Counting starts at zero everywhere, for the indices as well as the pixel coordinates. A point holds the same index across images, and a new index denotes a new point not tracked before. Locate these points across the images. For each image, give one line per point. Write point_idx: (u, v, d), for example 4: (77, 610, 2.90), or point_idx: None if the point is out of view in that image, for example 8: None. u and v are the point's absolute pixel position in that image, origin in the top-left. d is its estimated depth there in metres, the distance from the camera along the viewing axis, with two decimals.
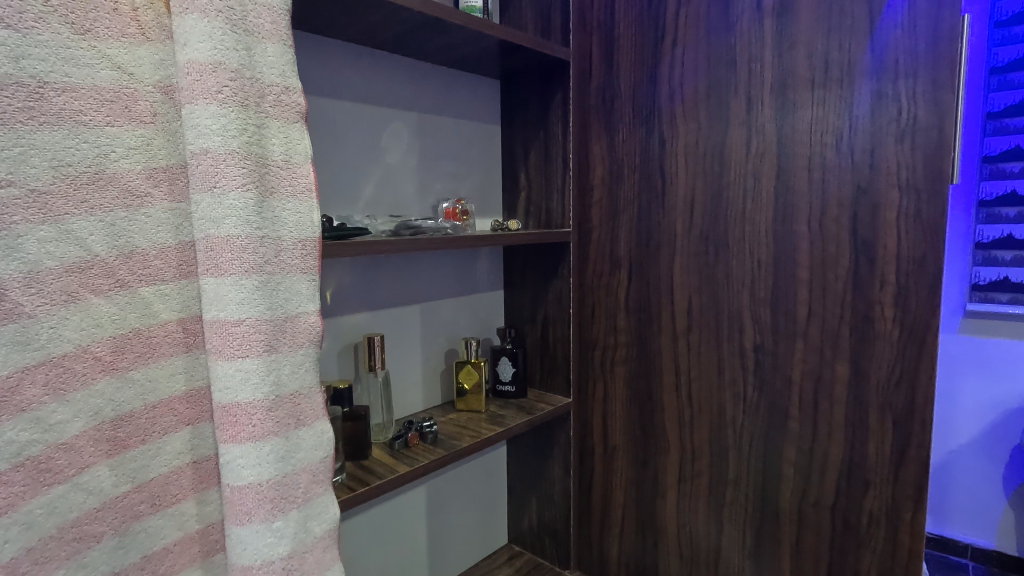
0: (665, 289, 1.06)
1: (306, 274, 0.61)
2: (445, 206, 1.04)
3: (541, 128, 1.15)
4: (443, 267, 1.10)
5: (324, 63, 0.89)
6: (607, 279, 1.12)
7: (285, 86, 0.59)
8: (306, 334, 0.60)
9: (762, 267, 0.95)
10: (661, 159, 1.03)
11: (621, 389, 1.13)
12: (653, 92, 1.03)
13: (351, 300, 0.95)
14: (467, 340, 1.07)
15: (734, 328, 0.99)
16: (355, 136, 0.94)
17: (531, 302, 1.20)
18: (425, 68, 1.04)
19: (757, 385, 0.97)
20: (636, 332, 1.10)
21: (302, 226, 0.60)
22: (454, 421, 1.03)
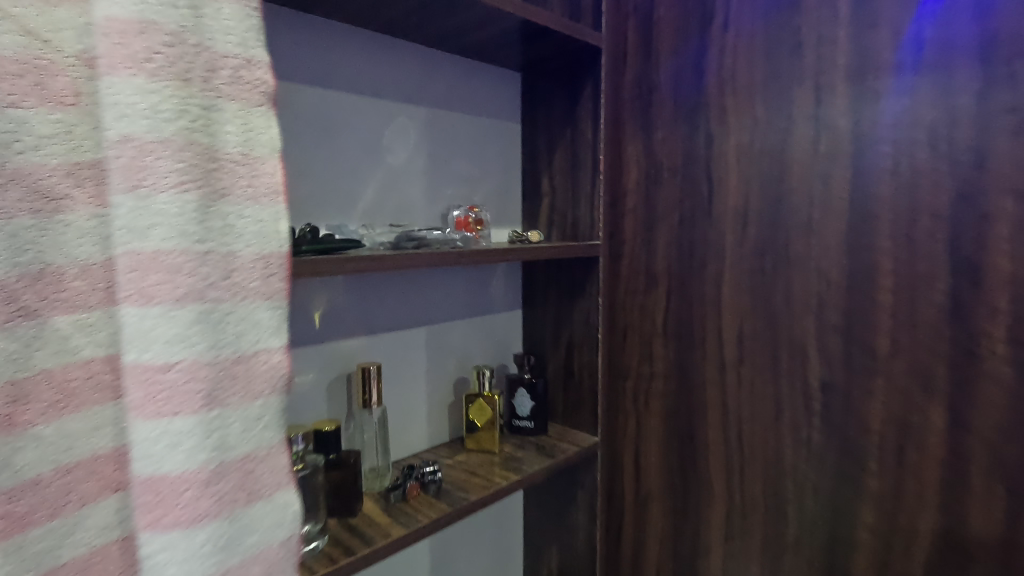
0: (711, 312, 0.90)
1: (269, 301, 0.47)
2: (456, 214, 0.91)
3: (568, 126, 0.99)
4: (453, 285, 0.96)
5: (318, 42, 0.75)
6: (642, 298, 0.97)
7: (248, 59, 0.46)
8: (265, 379, 0.46)
9: (834, 290, 0.78)
10: (707, 160, 0.88)
11: (657, 427, 0.98)
12: (700, 83, 0.88)
13: (344, 323, 0.81)
14: (479, 369, 0.93)
15: (797, 362, 0.83)
16: (354, 131, 0.80)
17: (552, 326, 1.04)
18: (436, 56, 0.90)
19: (824, 431, 0.81)
20: (675, 361, 0.95)
21: (263, 238, 0.46)
22: (463, 466, 0.88)
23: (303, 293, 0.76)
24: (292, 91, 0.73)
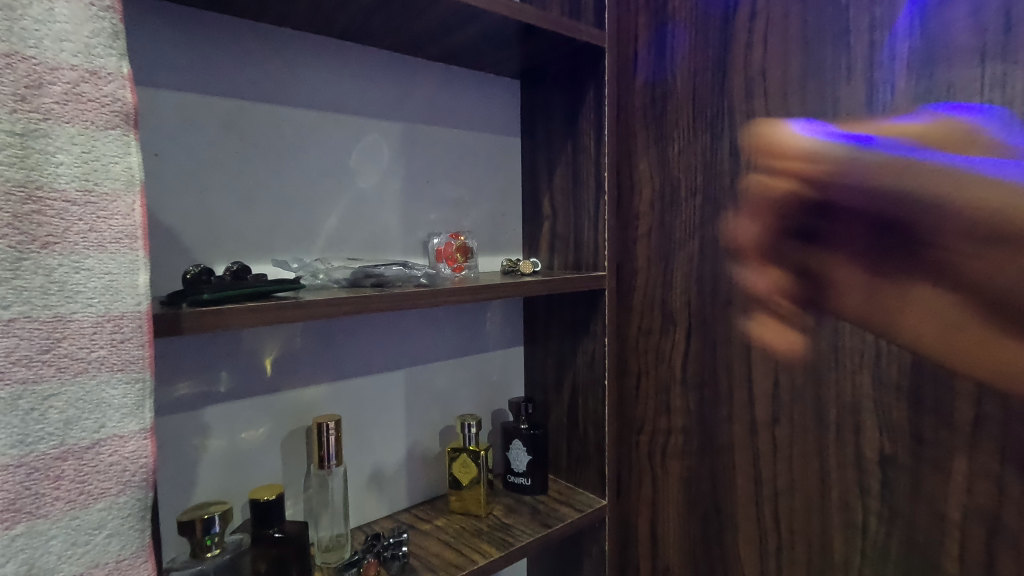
0: (739, 359, 0.74)
1: (120, 374, 0.37)
2: (438, 242, 0.79)
3: (569, 139, 0.86)
4: (436, 322, 0.84)
5: (264, 53, 0.66)
6: (657, 339, 0.82)
7: (94, 71, 0.36)
8: (108, 475, 0.37)
9: (896, 340, 0.61)
10: (733, 176, 0.73)
11: (676, 491, 0.82)
12: (723, 85, 0.74)
13: (302, 370, 0.71)
14: (463, 420, 0.81)
15: (847, 427, 0.66)
16: (312, 152, 0.70)
17: (555, 367, 0.91)
18: (416, 63, 0.79)
19: (884, 517, 0.64)
20: (696, 415, 0.79)
21: (109, 296, 0.37)
22: (441, 533, 0.76)
23: (250, 337, 0.67)
24: (235, 109, 0.64)
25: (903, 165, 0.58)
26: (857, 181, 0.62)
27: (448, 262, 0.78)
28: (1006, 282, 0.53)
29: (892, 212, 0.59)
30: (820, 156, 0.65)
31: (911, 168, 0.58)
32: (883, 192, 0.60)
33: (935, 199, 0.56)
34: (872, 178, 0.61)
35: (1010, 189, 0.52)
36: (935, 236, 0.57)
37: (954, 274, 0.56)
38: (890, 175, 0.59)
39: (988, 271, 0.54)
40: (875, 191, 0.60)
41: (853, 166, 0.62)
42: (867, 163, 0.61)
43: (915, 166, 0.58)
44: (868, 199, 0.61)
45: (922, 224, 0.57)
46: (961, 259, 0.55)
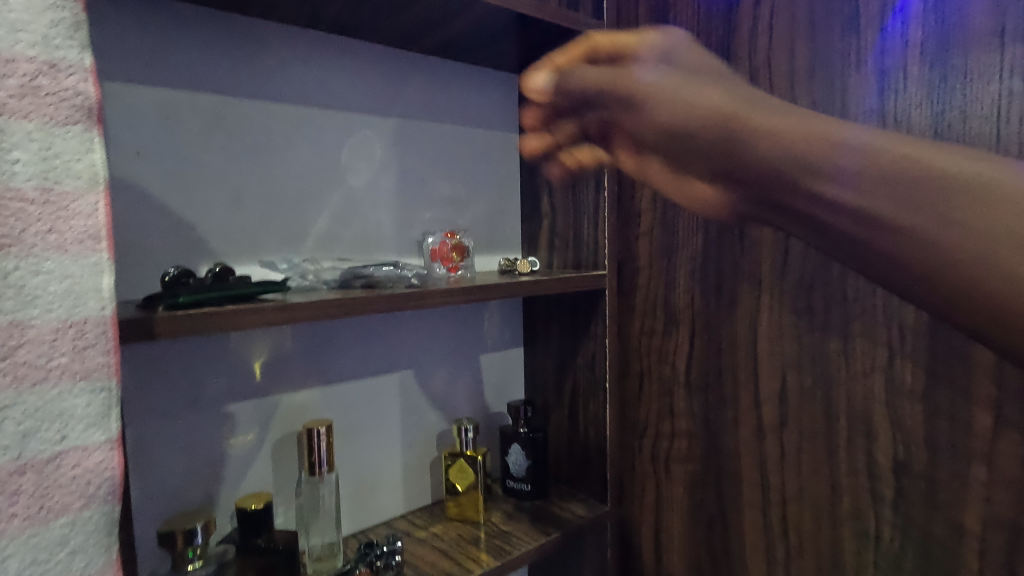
0: (745, 361, 0.71)
1: (83, 382, 0.36)
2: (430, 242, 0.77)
3: None
4: (432, 324, 0.82)
5: (249, 48, 0.64)
6: (660, 340, 0.80)
7: (52, 63, 0.35)
8: (71, 489, 0.35)
9: (909, 340, 0.58)
10: None
11: (680, 497, 0.80)
12: None
13: (293, 373, 0.70)
14: (460, 424, 0.78)
15: (858, 432, 0.63)
16: (300, 150, 0.68)
17: (555, 369, 0.89)
18: (409, 58, 0.77)
19: (898, 527, 0.61)
20: (701, 418, 0.77)
21: (71, 300, 0.35)
22: (437, 540, 0.74)
23: (237, 341, 0.65)
24: (218, 106, 0.62)
25: (731, 106, 0.38)
26: (781, 136, 0.36)
27: (442, 262, 0.76)
28: (947, 288, 0.30)
29: (715, 155, 0.39)
30: (716, 79, 0.41)
31: (703, 101, 0.40)
32: (691, 121, 0.40)
33: (656, 88, 0.43)
34: (696, 121, 0.40)
35: (966, 145, 0.30)
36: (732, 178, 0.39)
37: (888, 256, 0.32)
38: (685, 89, 0.41)
39: (945, 269, 0.29)
40: (740, 146, 0.37)
41: (785, 119, 0.36)
42: (732, 113, 0.38)
43: (669, 68, 0.43)
44: (758, 152, 0.36)
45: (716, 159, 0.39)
46: (854, 225, 0.33)
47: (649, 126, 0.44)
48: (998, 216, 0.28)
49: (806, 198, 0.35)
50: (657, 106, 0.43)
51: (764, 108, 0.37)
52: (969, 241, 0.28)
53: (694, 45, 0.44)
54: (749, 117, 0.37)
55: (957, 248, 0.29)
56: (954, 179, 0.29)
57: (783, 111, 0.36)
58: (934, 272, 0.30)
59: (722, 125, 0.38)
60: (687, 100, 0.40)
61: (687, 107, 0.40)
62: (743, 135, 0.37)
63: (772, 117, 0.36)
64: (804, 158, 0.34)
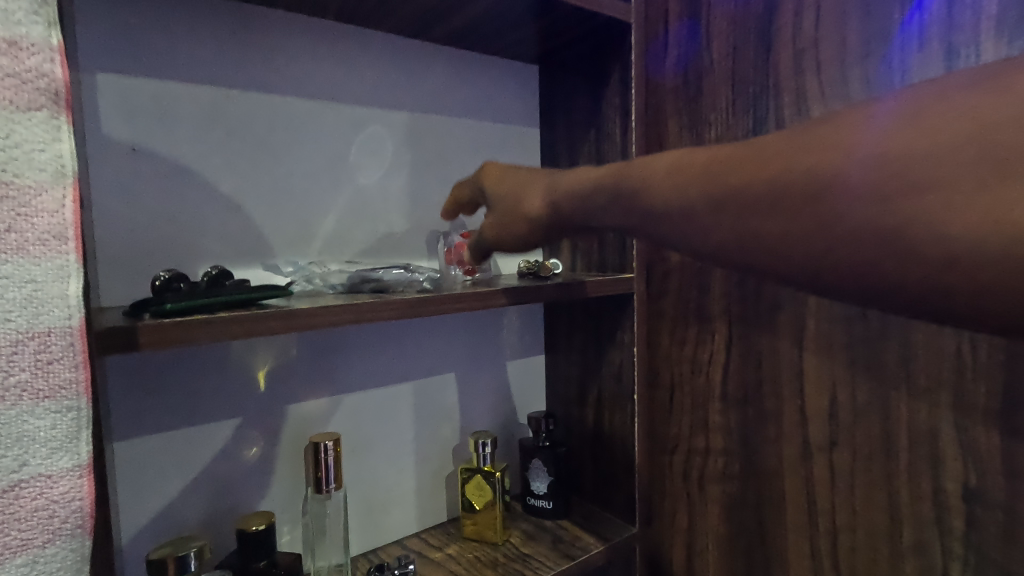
0: (788, 373, 0.65)
1: (46, 402, 0.31)
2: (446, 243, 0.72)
3: (592, 127, 0.78)
4: (447, 331, 0.77)
5: (252, 37, 0.60)
6: (693, 349, 0.74)
7: (13, 41, 0.31)
8: (30, 523, 0.31)
9: (984, 352, 0.51)
10: None
11: (716, 520, 0.73)
12: (768, 60, 0.65)
13: (299, 384, 0.65)
14: (477, 437, 0.73)
15: (921, 454, 0.56)
16: (306, 146, 0.64)
17: (578, 379, 0.83)
18: (422, 48, 0.73)
19: (970, 564, 0.53)
20: (738, 435, 0.70)
21: (32, 308, 0.31)
22: (451, 562, 0.69)
23: (239, 349, 0.61)
24: (219, 99, 0.59)
25: (660, 180, 0.39)
26: (725, 173, 0.35)
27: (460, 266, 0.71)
28: (931, 276, 0.28)
29: (654, 217, 0.39)
30: (563, 179, 0.50)
31: (601, 203, 0.45)
32: (622, 206, 0.43)
33: (511, 204, 0.55)
34: (627, 195, 0.41)
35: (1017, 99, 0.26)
36: (680, 236, 0.38)
37: (866, 262, 0.30)
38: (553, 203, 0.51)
39: (926, 258, 0.28)
40: (682, 201, 0.37)
41: (718, 155, 0.36)
42: (662, 174, 0.39)
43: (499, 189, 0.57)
44: (701, 201, 0.36)
45: (657, 228, 0.39)
46: (818, 248, 0.31)
47: (513, 241, 0.55)
48: (960, 189, 0.26)
49: (761, 231, 0.33)
50: (530, 226, 0.53)
51: (685, 168, 0.38)
52: (937, 228, 0.27)
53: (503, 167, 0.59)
54: (681, 168, 0.38)
55: (999, 224, 0.26)
56: (901, 158, 0.28)
57: (700, 160, 0.37)
58: (916, 262, 0.28)
59: (655, 194, 0.39)
60: (592, 193, 0.46)
61: (604, 211, 0.45)
62: (680, 188, 0.37)
63: (706, 158, 0.37)
64: (737, 200, 0.34)
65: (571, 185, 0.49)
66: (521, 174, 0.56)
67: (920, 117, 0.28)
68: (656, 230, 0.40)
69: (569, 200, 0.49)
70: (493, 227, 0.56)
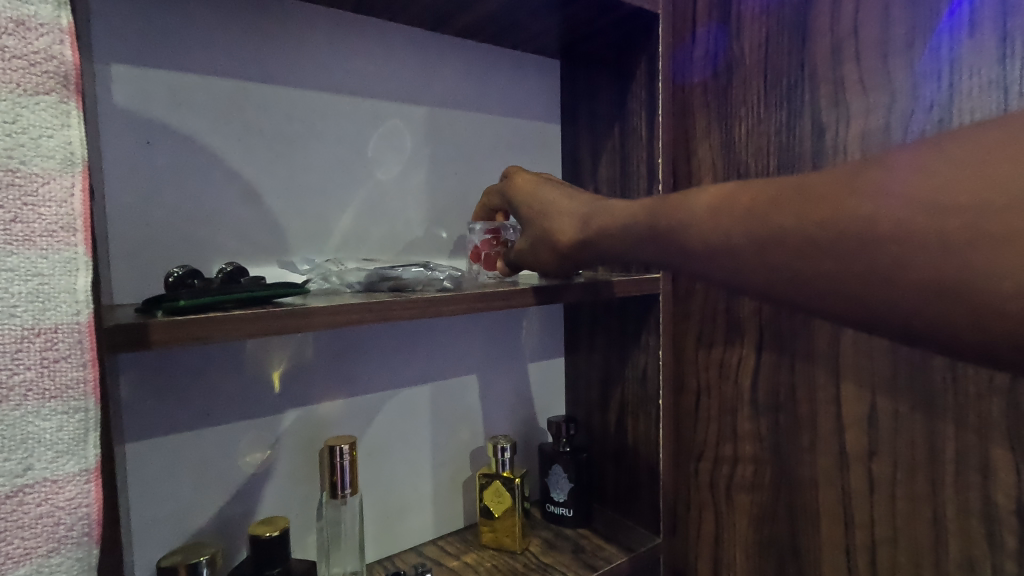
0: (824, 379, 0.62)
1: (52, 402, 0.29)
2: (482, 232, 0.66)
3: (616, 122, 0.75)
4: (466, 332, 0.75)
5: (269, 29, 0.59)
6: (721, 352, 0.71)
7: (20, 21, 0.29)
8: (34, 531, 0.29)
9: None
10: (815, 159, 0.61)
11: (744, 531, 0.70)
12: (804, 51, 0.62)
13: (315, 385, 0.64)
14: (496, 442, 0.71)
15: (970, 466, 0.52)
16: (323, 141, 0.63)
17: (600, 382, 0.81)
18: (442, 41, 0.71)
19: None
20: (769, 442, 0.67)
21: (38, 302, 0.29)
22: (469, 571, 0.67)
23: (254, 349, 0.59)
24: (235, 92, 0.57)
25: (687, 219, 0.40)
26: (752, 209, 0.36)
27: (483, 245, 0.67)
28: (960, 313, 0.28)
29: (695, 254, 0.40)
30: (593, 213, 0.51)
31: (639, 240, 0.46)
32: (662, 243, 0.43)
33: (543, 229, 0.55)
34: (667, 233, 0.42)
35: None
36: (722, 273, 0.38)
37: (914, 296, 0.29)
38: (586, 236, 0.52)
39: (960, 292, 0.28)
40: (728, 241, 0.37)
41: (755, 194, 0.36)
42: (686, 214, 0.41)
43: (533, 205, 0.57)
44: (724, 242, 0.38)
45: (700, 265, 0.40)
46: (862, 283, 0.31)
47: (544, 265, 0.57)
48: (977, 226, 0.27)
49: (805, 268, 0.33)
50: (566, 256, 0.54)
51: (723, 207, 0.38)
52: (982, 258, 0.27)
53: (537, 179, 0.59)
54: (720, 205, 0.38)
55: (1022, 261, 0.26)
56: (941, 194, 0.28)
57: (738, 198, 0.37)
58: (943, 298, 0.29)
59: (694, 232, 0.40)
60: (629, 228, 0.46)
61: (641, 249, 0.46)
62: (721, 227, 0.38)
63: (732, 196, 0.37)
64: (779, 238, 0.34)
65: (605, 223, 0.49)
66: (550, 196, 0.56)
67: (934, 156, 0.28)
68: (696, 266, 0.40)
69: (603, 237, 0.50)
70: (528, 250, 0.58)
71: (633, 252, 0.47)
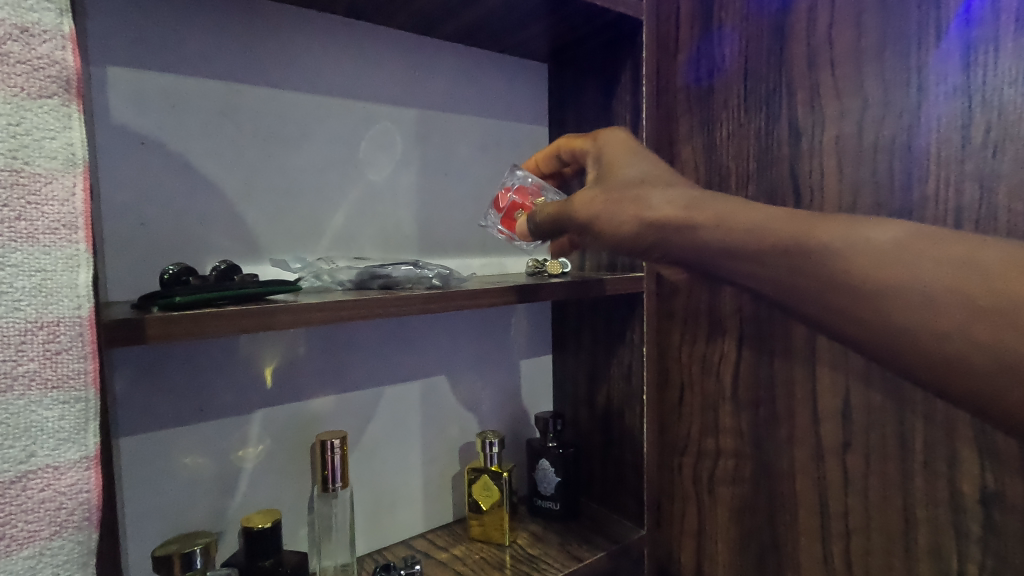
0: (801, 375, 0.64)
1: (52, 391, 0.31)
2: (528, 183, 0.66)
3: (602, 125, 0.77)
4: (455, 329, 0.77)
5: (262, 34, 0.60)
6: (703, 349, 0.73)
7: (24, 27, 0.30)
8: (37, 516, 0.30)
9: None
10: (792, 162, 0.64)
11: (726, 522, 0.72)
12: (782, 58, 0.64)
13: (306, 381, 0.65)
14: (484, 437, 0.73)
15: (938, 456, 0.54)
16: (316, 142, 0.64)
17: (586, 378, 0.83)
18: (432, 45, 0.72)
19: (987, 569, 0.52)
20: (749, 436, 0.69)
21: (40, 296, 0.30)
22: (457, 563, 0.68)
23: (247, 346, 0.61)
24: (229, 94, 0.58)
25: (845, 250, 0.42)
26: (937, 262, 0.39)
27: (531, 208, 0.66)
28: None
29: (861, 291, 0.41)
30: (702, 211, 0.48)
31: (768, 259, 0.45)
32: (807, 266, 0.43)
33: (638, 188, 0.51)
34: (815, 264, 0.43)
35: None
36: (878, 315, 0.40)
37: None
38: (685, 229, 0.48)
39: None
40: (901, 284, 0.39)
41: (968, 255, 0.38)
42: (848, 247, 0.42)
43: (641, 166, 0.53)
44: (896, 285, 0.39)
45: (867, 305, 0.41)
46: None
47: (613, 224, 0.51)
48: None
49: (960, 338, 0.37)
50: (642, 234, 0.50)
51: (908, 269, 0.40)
52: None
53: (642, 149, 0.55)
54: (915, 253, 0.39)
55: None
56: None
57: (933, 265, 0.39)
58: None
59: (864, 266, 0.41)
60: (768, 244, 0.45)
61: (760, 263, 0.45)
62: (889, 288, 0.40)
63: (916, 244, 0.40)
64: (948, 325, 0.38)
65: (720, 229, 0.47)
66: None
67: None
68: (845, 301, 0.42)
69: (711, 244, 0.47)
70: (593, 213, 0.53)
71: (746, 267, 0.46)
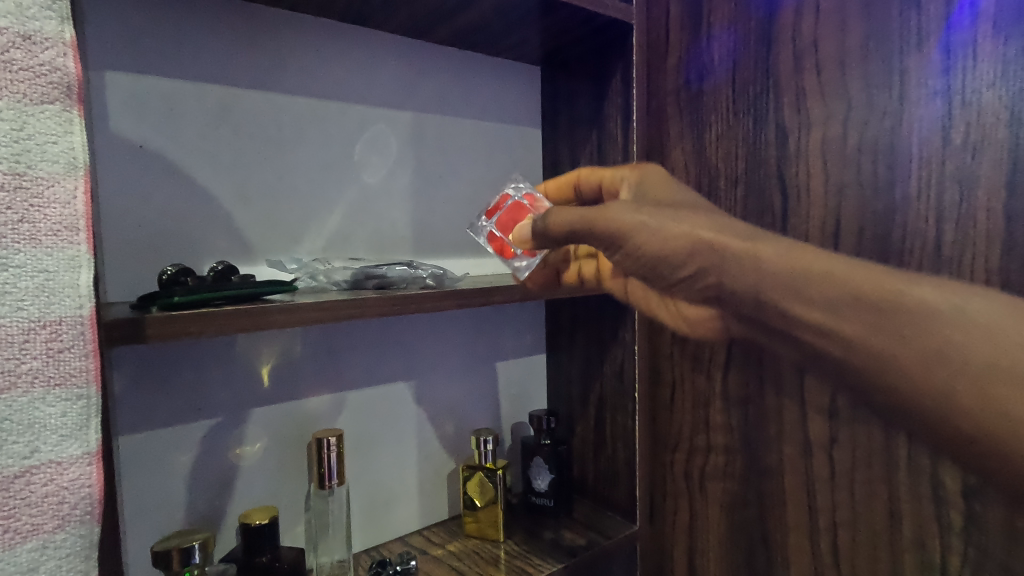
0: (789, 372, 0.65)
1: (54, 388, 0.32)
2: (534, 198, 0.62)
3: (594, 127, 0.78)
4: (449, 328, 0.78)
5: (258, 38, 0.61)
6: (694, 347, 0.74)
7: (26, 35, 0.31)
8: (40, 509, 0.31)
9: None
10: (780, 164, 0.65)
11: (717, 518, 0.74)
12: (769, 61, 0.65)
13: (302, 380, 0.66)
14: (479, 435, 0.74)
15: (921, 452, 0.56)
16: (311, 145, 0.65)
17: (580, 377, 0.84)
18: (426, 49, 0.73)
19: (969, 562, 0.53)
20: (739, 433, 0.71)
21: (43, 297, 0.31)
22: (452, 559, 0.69)
23: (244, 345, 0.62)
24: (225, 98, 0.59)
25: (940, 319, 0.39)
26: None
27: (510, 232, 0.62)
28: None
29: (951, 364, 0.38)
30: (768, 246, 0.46)
31: (825, 305, 0.43)
32: (893, 328, 0.40)
33: (696, 209, 0.52)
34: (866, 328, 0.41)
35: None
36: (963, 392, 0.37)
37: None
38: (742, 258, 0.47)
39: None
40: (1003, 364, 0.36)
41: None
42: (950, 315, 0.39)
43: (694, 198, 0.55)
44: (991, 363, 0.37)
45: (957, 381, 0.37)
46: None
47: (653, 232, 0.50)
48: None
49: None
50: (693, 254, 0.49)
51: (951, 360, 0.38)
52: None
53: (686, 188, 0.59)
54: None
55: None
56: None
57: (985, 379, 0.37)
58: None
59: (961, 338, 0.38)
60: (833, 293, 0.43)
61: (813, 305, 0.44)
62: (934, 361, 0.38)
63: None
64: None
65: (789, 267, 0.45)
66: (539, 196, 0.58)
67: None
68: (923, 370, 0.39)
69: (766, 280, 0.46)
70: (631, 226, 0.51)
71: (795, 306, 0.44)
